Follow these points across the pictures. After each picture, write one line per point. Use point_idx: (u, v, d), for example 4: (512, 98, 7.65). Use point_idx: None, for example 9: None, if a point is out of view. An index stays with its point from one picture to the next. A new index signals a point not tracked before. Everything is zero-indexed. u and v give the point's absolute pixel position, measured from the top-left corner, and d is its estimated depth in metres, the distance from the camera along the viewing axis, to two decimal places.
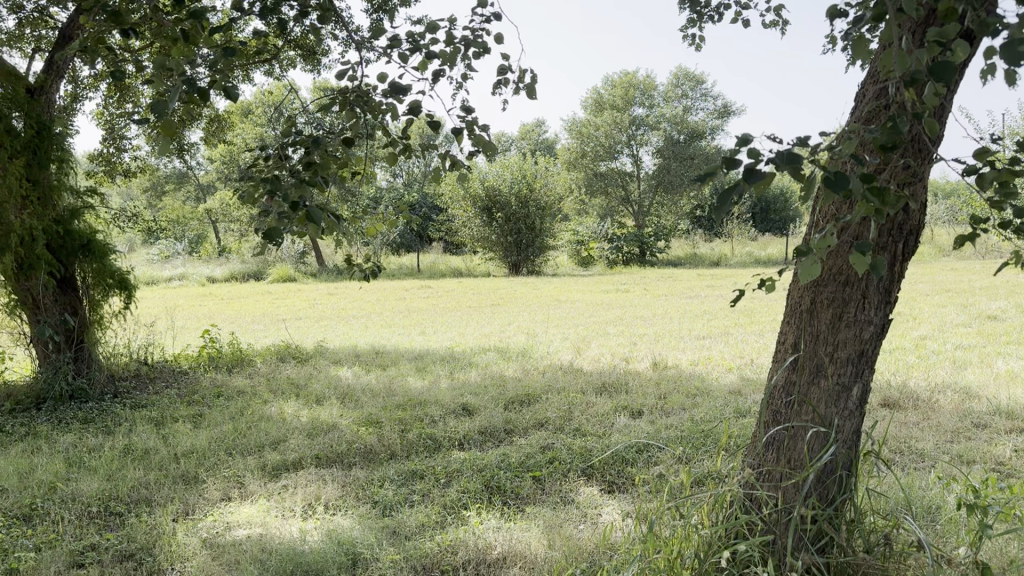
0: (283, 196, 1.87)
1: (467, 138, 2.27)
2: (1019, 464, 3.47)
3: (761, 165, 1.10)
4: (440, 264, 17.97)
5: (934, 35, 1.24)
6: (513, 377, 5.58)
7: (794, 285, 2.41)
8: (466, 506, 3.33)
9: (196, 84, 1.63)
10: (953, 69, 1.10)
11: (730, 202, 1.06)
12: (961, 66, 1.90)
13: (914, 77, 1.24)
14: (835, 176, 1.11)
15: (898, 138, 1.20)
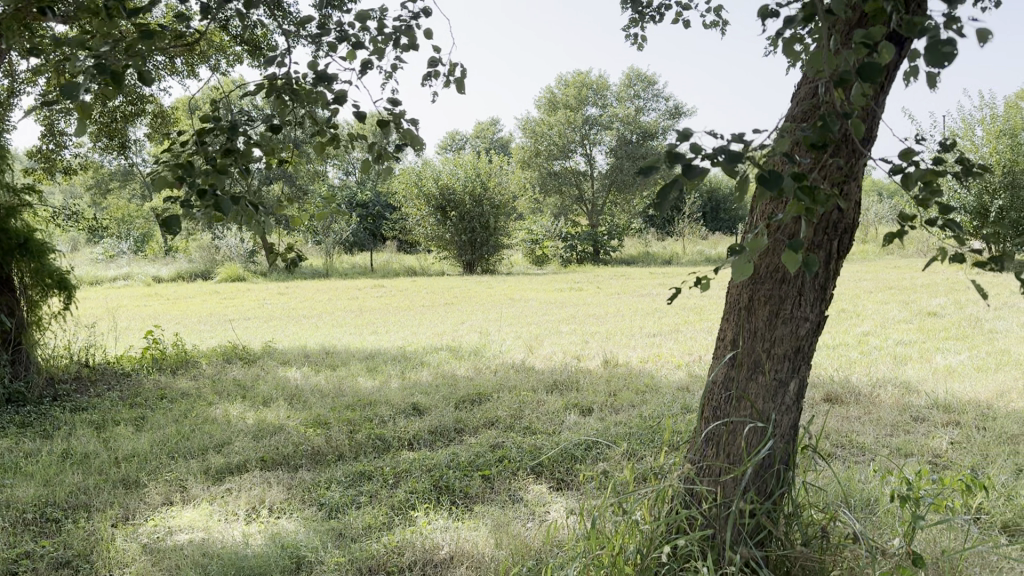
0: (192, 183, 1.98)
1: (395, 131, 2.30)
2: (954, 456, 3.56)
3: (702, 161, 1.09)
4: (394, 263, 17.85)
5: (862, 35, 1.25)
6: (464, 375, 5.56)
7: (732, 283, 2.44)
8: (414, 506, 3.30)
9: (108, 68, 1.61)
10: (879, 67, 1.11)
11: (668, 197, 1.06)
12: (890, 67, 1.94)
13: (842, 77, 1.23)
14: (771, 174, 1.10)
15: (827, 137, 1.20)
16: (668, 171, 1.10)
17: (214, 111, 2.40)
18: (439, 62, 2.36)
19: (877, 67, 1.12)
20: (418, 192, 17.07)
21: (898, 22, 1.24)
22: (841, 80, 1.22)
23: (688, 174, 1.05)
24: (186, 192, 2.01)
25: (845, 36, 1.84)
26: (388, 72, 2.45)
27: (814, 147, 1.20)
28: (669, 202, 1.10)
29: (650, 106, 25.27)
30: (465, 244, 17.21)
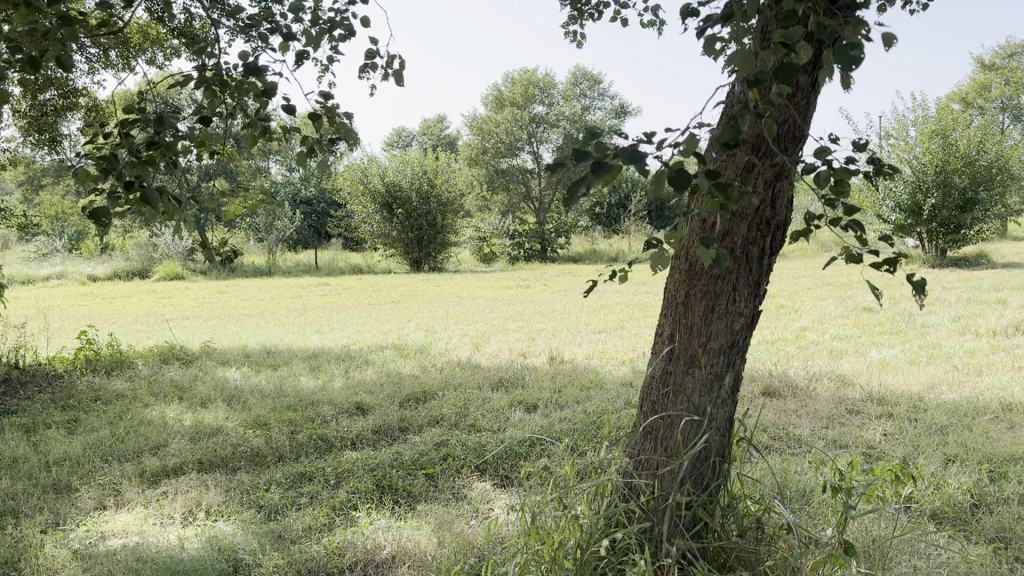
0: (119, 176, 1.91)
1: (329, 123, 2.27)
2: (887, 447, 3.66)
3: (607, 158, 1.12)
4: (339, 261, 17.67)
5: (780, 36, 1.28)
6: (409, 374, 5.52)
7: (670, 279, 2.46)
8: (356, 507, 3.26)
9: (22, 53, 1.55)
10: (792, 69, 1.14)
11: (578, 195, 1.11)
12: (807, 67, 1.99)
13: (759, 77, 1.26)
14: (679, 173, 1.13)
15: (739, 136, 1.22)
16: (576, 169, 1.14)
17: (141, 102, 2.35)
18: (376, 54, 2.33)
19: (792, 68, 1.15)
20: (363, 189, 16.90)
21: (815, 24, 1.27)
22: (756, 82, 1.25)
23: (594, 173, 1.08)
24: (113, 187, 1.93)
25: (761, 38, 1.88)
26: (324, 64, 2.41)
27: (727, 144, 1.23)
28: (580, 198, 1.14)
29: (596, 105, 25.45)
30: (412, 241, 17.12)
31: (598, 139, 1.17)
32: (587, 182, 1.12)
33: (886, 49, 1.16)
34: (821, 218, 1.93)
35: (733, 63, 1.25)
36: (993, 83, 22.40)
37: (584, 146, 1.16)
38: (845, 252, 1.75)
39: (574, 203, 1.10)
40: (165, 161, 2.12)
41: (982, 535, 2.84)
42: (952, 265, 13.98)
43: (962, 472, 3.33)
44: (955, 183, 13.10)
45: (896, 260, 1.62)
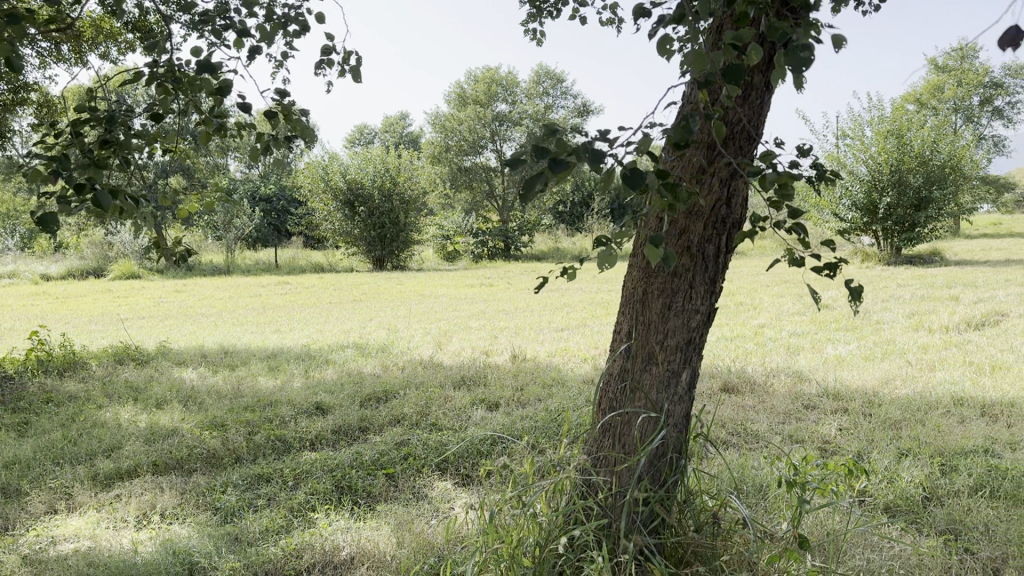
0: (70, 177, 1.87)
1: (285, 121, 2.24)
2: (842, 442, 3.71)
3: (561, 156, 1.13)
4: (300, 260, 17.48)
5: (731, 37, 1.30)
6: (370, 373, 5.48)
7: (627, 276, 2.47)
8: (315, 508, 3.23)
9: None
10: (742, 71, 1.15)
11: (535, 190, 1.11)
12: (758, 69, 2.01)
13: (709, 76, 1.27)
14: (631, 171, 1.14)
15: (690, 137, 1.24)
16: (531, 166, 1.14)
17: (90, 100, 2.30)
18: (332, 50, 2.30)
19: (741, 69, 1.16)
20: (324, 186, 16.75)
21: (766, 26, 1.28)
22: (707, 82, 1.25)
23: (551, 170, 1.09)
24: (65, 188, 1.89)
25: (712, 39, 1.90)
26: (279, 60, 2.39)
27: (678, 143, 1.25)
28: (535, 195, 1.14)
29: (558, 104, 25.54)
30: (374, 240, 17.00)
31: (554, 136, 1.18)
32: (544, 178, 1.12)
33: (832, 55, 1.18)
34: (764, 221, 1.98)
35: (686, 64, 1.26)
36: (946, 83, 22.90)
37: (541, 144, 1.17)
38: (791, 253, 1.79)
39: (529, 199, 1.11)
40: (118, 160, 2.07)
41: (933, 527, 2.90)
42: (907, 263, 14.26)
43: (915, 466, 3.40)
44: (910, 182, 13.36)
45: (836, 265, 1.67)
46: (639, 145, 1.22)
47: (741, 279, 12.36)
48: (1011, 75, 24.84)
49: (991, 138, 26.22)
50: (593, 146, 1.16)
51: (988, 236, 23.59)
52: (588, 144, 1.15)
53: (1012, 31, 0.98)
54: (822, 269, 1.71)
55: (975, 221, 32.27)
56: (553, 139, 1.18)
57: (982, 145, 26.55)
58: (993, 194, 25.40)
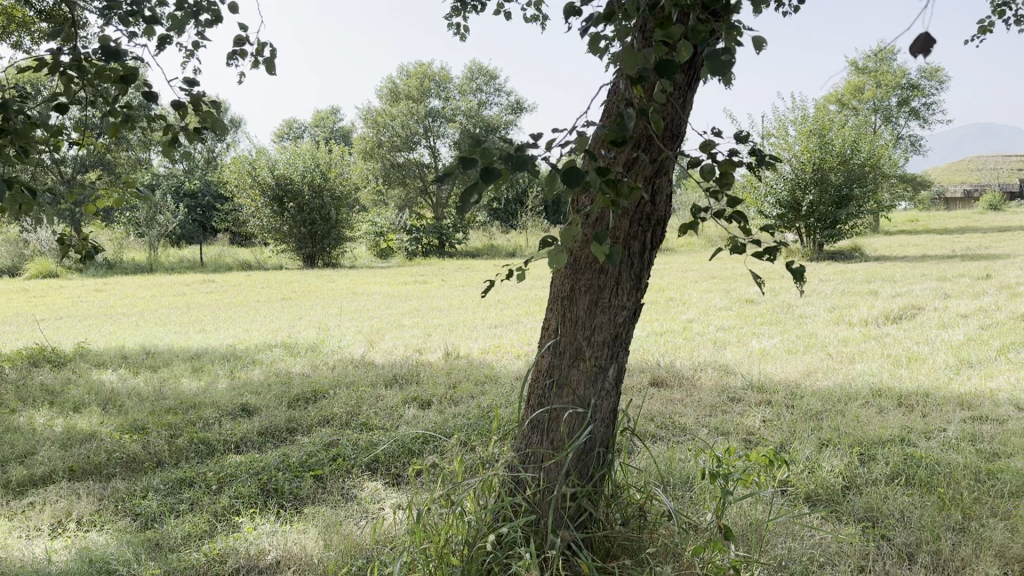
0: None
1: (191, 111, 2.17)
2: (765, 433, 3.80)
3: (492, 162, 1.11)
4: (226, 258, 17.10)
5: (659, 35, 1.29)
6: (298, 373, 5.38)
7: (555, 272, 2.46)
8: (240, 512, 3.15)
9: None
10: (674, 66, 1.15)
11: (471, 200, 1.08)
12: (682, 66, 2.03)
13: (642, 74, 1.26)
14: (569, 171, 1.13)
15: (625, 134, 1.24)
16: (464, 174, 1.12)
17: None
18: (246, 40, 2.24)
19: (670, 67, 1.15)
20: (251, 181, 16.39)
21: (695, 22, 1.28)
22: (640, 79, 1.24)
23: (483, 178, 1.06)
24: None
25: (642, 35, 1.89)
26: (191, 49, 2.31)
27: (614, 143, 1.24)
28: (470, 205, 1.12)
29: (492, 100, 25.56)
30: (304, 237, 16.73)
31: (483, 141, 1.16)
32: (476, 188, 1.10)
33: (763, 46, 1.18)
34: (699, 211, 2.01)
35: (619, 61, 1.24)
36: (866, 85, 23.71)
37: (470, 152, 1.15)
38: (729, 240, 1.80)
39: (466, 207, 1.08)
40: (13, 149, 1.97)
41: (852, 515, 2.99)
42: (829, 258, 14.71)
43: (835, 456, 3.50)
44: (831, 181, 13.78)
45: (775, 249, 1.70)
46: (574, 146, 1.21)
47: (671, 276, 12.59)
48: (925, 78, 25.86)
49: (907, 138, 27.25)
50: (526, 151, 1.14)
51: (904, 232, 24.54)
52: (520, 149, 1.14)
53: (928, 32, 1.01)
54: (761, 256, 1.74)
55: (892, 217, 33.60)
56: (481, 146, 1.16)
57: (900, 145, 27.55)
58: (910, 192, 26.40)
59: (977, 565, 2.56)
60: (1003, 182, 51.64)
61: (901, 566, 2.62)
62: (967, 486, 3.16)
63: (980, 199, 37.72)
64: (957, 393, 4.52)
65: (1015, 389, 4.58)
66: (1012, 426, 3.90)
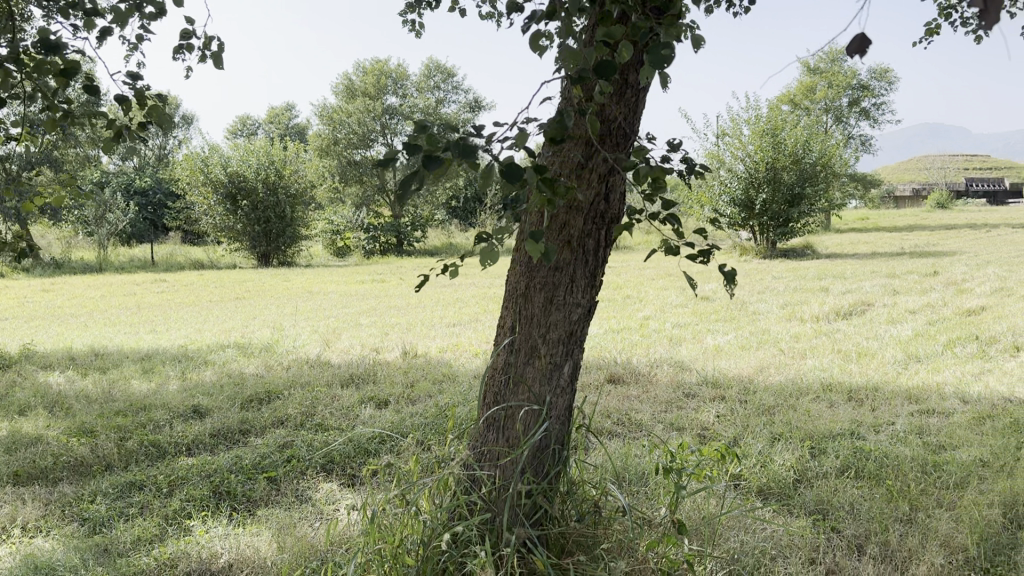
0: None
1: (134, 106, 2.12)
2: (719, 428, 3.85)
3: (436, 151, 1.11)
4: (178, 257, 16.80)
5: (601, 34, 1.31)
6: (252, 373, 5.32)
7: (511, 269, 2.45)
8: (191, 515, 3.09)
9: None
10: (614, 66, 1.17)
11: (411, 187, 1.08)
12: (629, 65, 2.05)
13: (582, 73, 1.28)
14: (509, 168, 1.14)
15: (565, 132, 1.26)
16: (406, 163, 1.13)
17: None
18: (191, 34, 2.20)
19: (611, 66, 1.17)
20: (203, 178, 16.11)
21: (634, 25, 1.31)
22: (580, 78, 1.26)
23: (425, 167, 1.06)
24: None
25: (587, 35, 1.90)
26: (135, 43, 2.27)
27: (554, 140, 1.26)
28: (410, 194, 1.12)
29: (449, 98, 25.50)
30: (259, 235, 16.52)
31: (425, 131, 1.16)
32: (419, 176, 1.10)
33: (697, 51, 1.22)
34: (639, 213, 2.19)
35: (561, 59, 1.26)
36: (818, 85, 24.12)
37: (414, 140, 1.15)
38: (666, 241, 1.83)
39: (404, 197, 1.09)
40: None
41: (804, 508, 3.04)
42: (782, 256, 14.95)
43: (786, 450, 3.56)
44: (784, 180, 14.02)
45: (709, 251, 1.75)
46: (517, 140, 1.23)
47: (628, 273, 12.68)
48: (874, 79, 26.39)
49: (857, 137, 27.81)
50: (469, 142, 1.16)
51: (854, 231, 25.08)
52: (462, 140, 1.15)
53: (863, 34, 1.04)
54: (696, 257, 1.79)
55: (843, 215, 34.37)
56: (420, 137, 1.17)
57: (850, 144, 28.09)
58: (860, 190, 26.95)
59: (923, 555, 2.62)
60: (949, 181, 53.08)
61: (850, 557, 2.67)
62: (913, 478, 3.23)
63: (927, 199, 38.68)
64: (905, 387, 4.63)
65: (960, 382, 4.71)
66: (957, 419, 4.00)
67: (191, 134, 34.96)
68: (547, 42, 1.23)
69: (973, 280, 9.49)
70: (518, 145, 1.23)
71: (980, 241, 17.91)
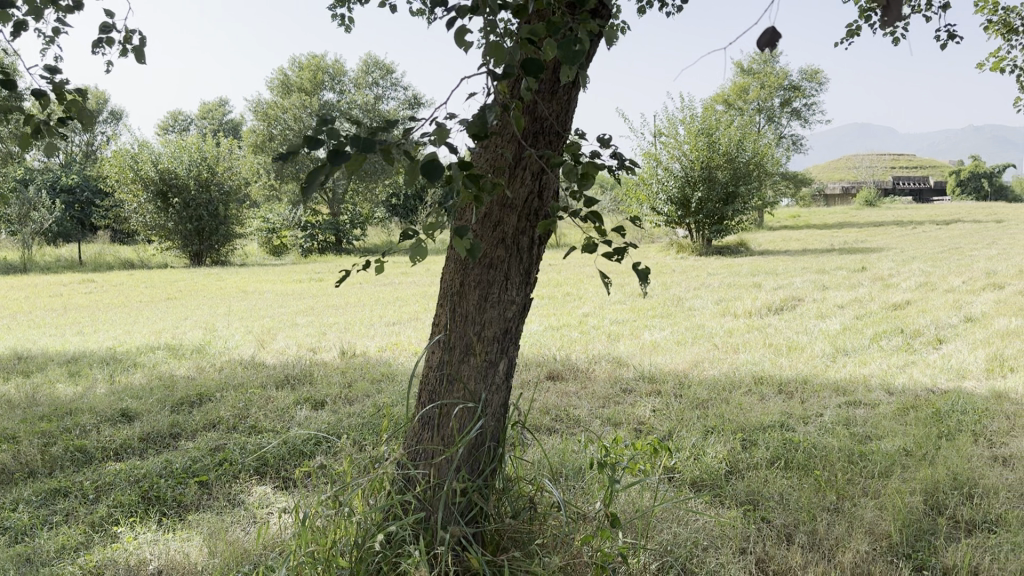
0: None
1: (50, 100, 2.06)
2: (655, 422, 3.92)
3: (344, 146, 1.11)
4: (107, 256, 16.31)
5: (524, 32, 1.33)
6: (183, 375, 5.19)
7: (445, 267, 2.43)
8: (118, 522, 3.00)
9: None
10: (539, 65, 1.19)
11: (317, 182, 1.08)
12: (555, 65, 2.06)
13: (508, 70, 1.30)
14: (428, 165, 1.16)
15: (485, 128, 1.28)
16: (313, 158, 1.13)
17: None
18: (113, 28, 2.15)
19: (533, 67, 1.19)
20: (133, 175, 15.66)
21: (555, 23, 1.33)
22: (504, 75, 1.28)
23: (336, 161, 1.06)
24: None
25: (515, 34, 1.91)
26: (52, 35, 2.20)
27: (477, 137, 1.27)
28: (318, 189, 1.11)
29: (388, 95, 25.30)
30: (191, 234, 16.15)
31: (331, 126, 1.16)
32: (326, 171, 1.09)
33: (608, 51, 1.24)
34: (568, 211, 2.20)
35: (485, 54, 1.27)
36: (751, 86, 24.62)
37: (320, 134, 1.14)
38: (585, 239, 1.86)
39: (313, 191, 1.08)
40: None
41: (735, 499, 3.11)
42: (718, 253, 15.24)
43: (719, 442, 3.63)
44: (718, 178, 14.30)
45: (624, 250, 1.79)
46: (436, 137, 1.23)
47: (567, 271, 12.77)
48: (805, 80, 27.09)
49: (789, 138, 28.50)
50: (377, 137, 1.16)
51: (786, 228, 25.72)
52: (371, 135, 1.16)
53: (773, 28, 1.08)
54: (614, 254, 1.82)
55: (776, 213, 35.23)
56: (328, 132, 1.17)
57: (782, 144, 28.74)
58: (792, 189, 27.63)
59: (849, 543, 2.69)
60: (876, 181, 54.86)
61: (779, 546, 2.73)
62: (840, 468, 3.33)
63: (857, 198, 39.87)
64: (833, 379, 4.77)
65: (885, 374, 4.87)
66: (883, 410, 4.13)
67: (120, 129, 34.01)
68: (468, 40, 1.24)
69: (898, 276, 9.82)
70: (438, 142, 1.23)
71: (905, 237, 18.54)
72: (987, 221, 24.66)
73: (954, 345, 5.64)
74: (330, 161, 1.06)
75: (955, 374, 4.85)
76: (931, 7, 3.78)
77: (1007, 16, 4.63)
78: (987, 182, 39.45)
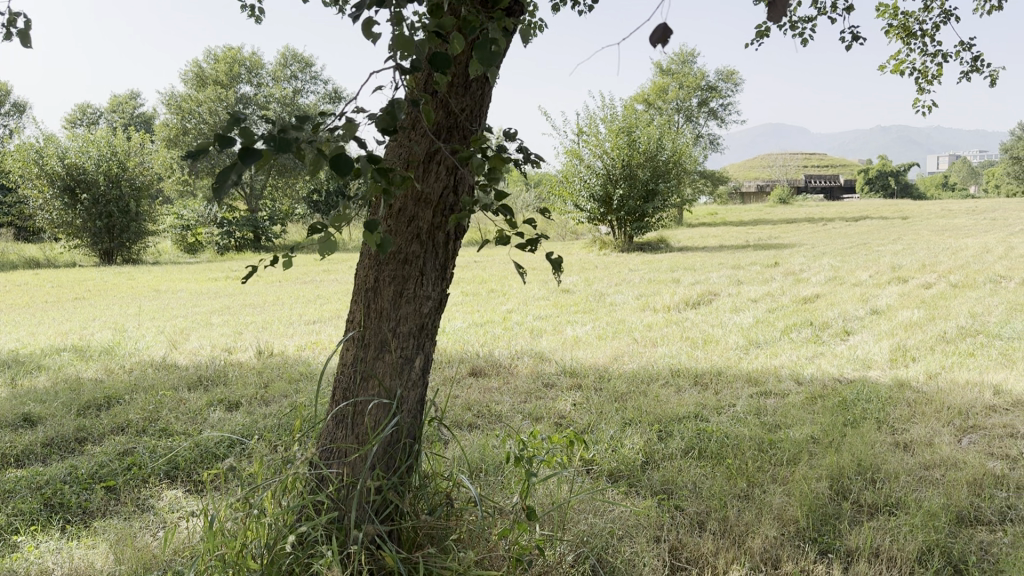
0: None
1: None
2: (575, 416, 3.98)
3: (254, 146, 1.08)
4: (9, 255, 15.54)
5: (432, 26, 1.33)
6: (91, 377, 5.02)
7: (359, 263, 2.41)
8: (18, 531, 2.88)
9: None
10: (447, 60, 1.18)
11: (229, 182, 1.05)
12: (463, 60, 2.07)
13: (416, 63, 1.29)
14: (339, 160, 1.14)
15: (396, 124, 1.28)
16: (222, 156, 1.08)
17: None
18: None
19: (444, 59, 1.18)
20: (38, 170, 14.97)
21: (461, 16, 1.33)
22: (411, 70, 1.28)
23: (244, 159, 1.03)
24: None
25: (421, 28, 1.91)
26: None
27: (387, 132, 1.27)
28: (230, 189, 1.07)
29: (307, 89, 24.90)
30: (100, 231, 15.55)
31: (239, 124, 1.12)
32: (236, 171, 1.05)
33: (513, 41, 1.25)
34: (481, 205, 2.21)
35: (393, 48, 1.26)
36: (670, 85, 25.16)
37: (228, 131, 1.10)
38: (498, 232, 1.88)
39: (221, 194, 1.03)
40: None
41: (651, 489, 3.18)
42: (640, 249, 15.51)
43: (636, 434, 3.71)
44: (639, 176, 14.56)
45: (536, 241, 1.81)
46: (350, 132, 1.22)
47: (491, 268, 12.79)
48: (722, 80, 27.81)
49: (707, 137, 29.21)
50: (289, 135, 1.13)
51: (705, 225, 26.34)
52: (282, 133, 1.13)
53: (663, 24, 1.12)
54: (525, 246, 1.84)
55: (695, 211, 35.99)
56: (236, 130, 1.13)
57: (700, 143, 29.41)
58: (710, 188, 28.32)
59: (758, 528, 2.78)
60: (789, 179, 56.75)
61: (693, 533, 2.81)
62: (750, 456, 3.44)
63: (772, 196, 41.09)
64: (745, 371, 4.93)
65: (795, 366, 5.04)
66: (792, 400, 4.29)
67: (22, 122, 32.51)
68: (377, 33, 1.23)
69: (810, 270, 10.18)
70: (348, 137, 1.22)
71: (818, 233, 19.16)
72: (891, 218, 25.83)
73: (860, 336, 5.89)
74: (240, 160, 1.02)
75: (860, 364, 5.07)
76: (835, 9, 3.91)
77: (906, 20, 4.84)
78: (892, 180, 41.25)
